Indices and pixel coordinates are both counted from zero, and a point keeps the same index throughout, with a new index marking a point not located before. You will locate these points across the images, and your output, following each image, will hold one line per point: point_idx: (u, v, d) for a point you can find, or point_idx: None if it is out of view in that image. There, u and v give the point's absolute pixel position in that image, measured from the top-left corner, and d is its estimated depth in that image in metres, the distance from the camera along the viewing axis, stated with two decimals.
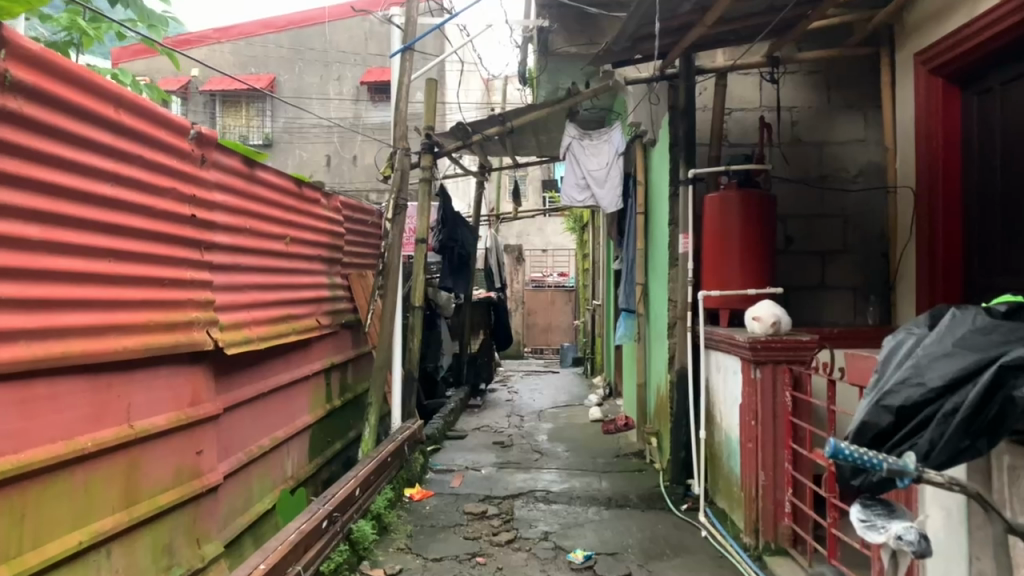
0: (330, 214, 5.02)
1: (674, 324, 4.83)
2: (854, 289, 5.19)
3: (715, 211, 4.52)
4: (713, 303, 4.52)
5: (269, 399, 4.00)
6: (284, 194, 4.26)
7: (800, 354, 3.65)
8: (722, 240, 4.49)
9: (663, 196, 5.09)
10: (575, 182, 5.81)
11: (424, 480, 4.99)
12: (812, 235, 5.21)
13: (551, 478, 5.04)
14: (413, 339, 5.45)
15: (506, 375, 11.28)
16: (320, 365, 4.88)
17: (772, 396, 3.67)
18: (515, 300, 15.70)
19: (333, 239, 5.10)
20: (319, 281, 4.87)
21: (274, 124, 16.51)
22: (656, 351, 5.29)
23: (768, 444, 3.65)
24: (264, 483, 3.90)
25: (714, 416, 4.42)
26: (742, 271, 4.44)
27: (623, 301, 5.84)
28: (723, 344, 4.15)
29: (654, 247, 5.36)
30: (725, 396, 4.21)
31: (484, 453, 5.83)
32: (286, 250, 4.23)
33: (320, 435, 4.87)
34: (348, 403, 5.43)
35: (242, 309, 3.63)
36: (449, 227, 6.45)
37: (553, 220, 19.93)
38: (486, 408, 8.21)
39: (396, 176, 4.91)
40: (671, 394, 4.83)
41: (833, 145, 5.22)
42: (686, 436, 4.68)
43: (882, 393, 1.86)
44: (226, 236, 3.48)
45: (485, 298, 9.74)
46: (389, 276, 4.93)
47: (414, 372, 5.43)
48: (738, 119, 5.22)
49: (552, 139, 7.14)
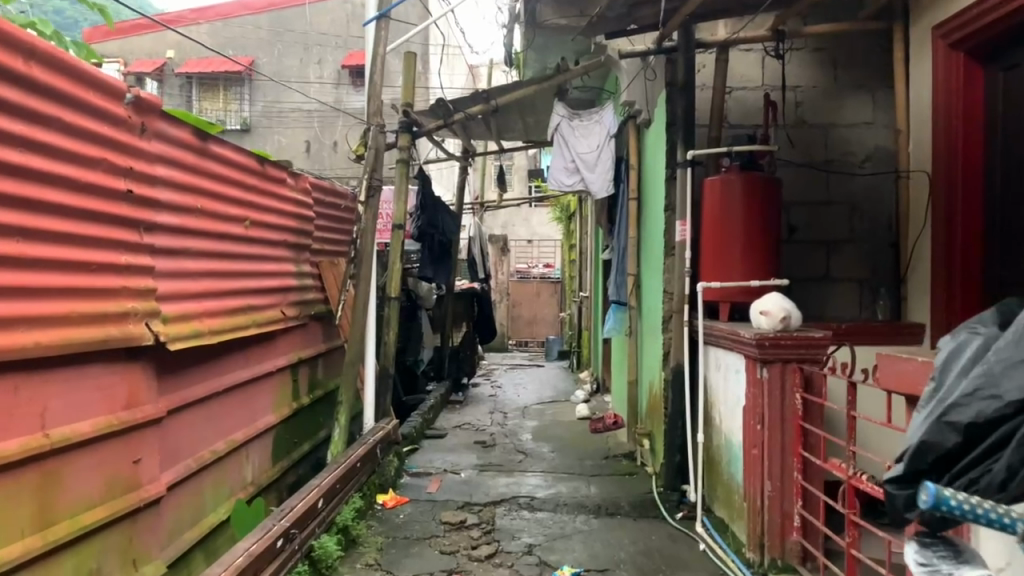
0: (297, 197, 4.63)
1: (669, 317, 4.49)
2: (860, 282, 4.86)
3: (715, 196, 4.18)
4: (712, 294, 4.18)
5: (224, 399, 3.62)
6: (244, 172, 3.86)
7: (812, 352, 3.31)
8: (723, 227, 4.15)
9: (658, 180, 4.74)
10: (563, 165, 5.43)
11: (399, 485, 4.62)
12: (816, 224, 4.89)
13: (536, 482, 4.69)
14: (389, 332, 5.07)
15: (490, 368, 10.94)
16: (286, 360, 4.50)
17: (780, 398, 3.32)
18: (499, 292, 15.35)
19: (301, 224, 4.71)
20: (285, 269, 4.48)
21: (252, 109, 15.95)
22: (649, 347, 4.95)
23: (775, 450, 3.32)
24: (218, 492, 3.52)
25: (713, 418, 4.08)
26: (745, 261, 4.10)
27: (614, 293, 5.50)
28: (724, 339, 3.81)
29: (648, 235, 5.01)
30: (726, 396, 3.87)
31: (465, 454, 5.47)
32: (244, 234, 3.84)
33: (285, 436, 4.49)
34: (318, 400, 5.06)
35: (191, 299, 3.24)
36: (428, 213, 6.03)
37: (539, 210, 19.53)
38: (468, 403, 7.85)
39: (369, 155, 4.51)
40: (665, 394, 4.49)
41: (839, 128, 4.90)
42: (681, 438, 4.34)
43: (945, 407, 1.49)
44: (171, 217, 3.09)
45: (469, 289, 9.38)
46: (362, 264, 4.55)
47: (390, 367, 5.06)
48: (739, 98, 4.87)
49: (539, 121, 6.76)
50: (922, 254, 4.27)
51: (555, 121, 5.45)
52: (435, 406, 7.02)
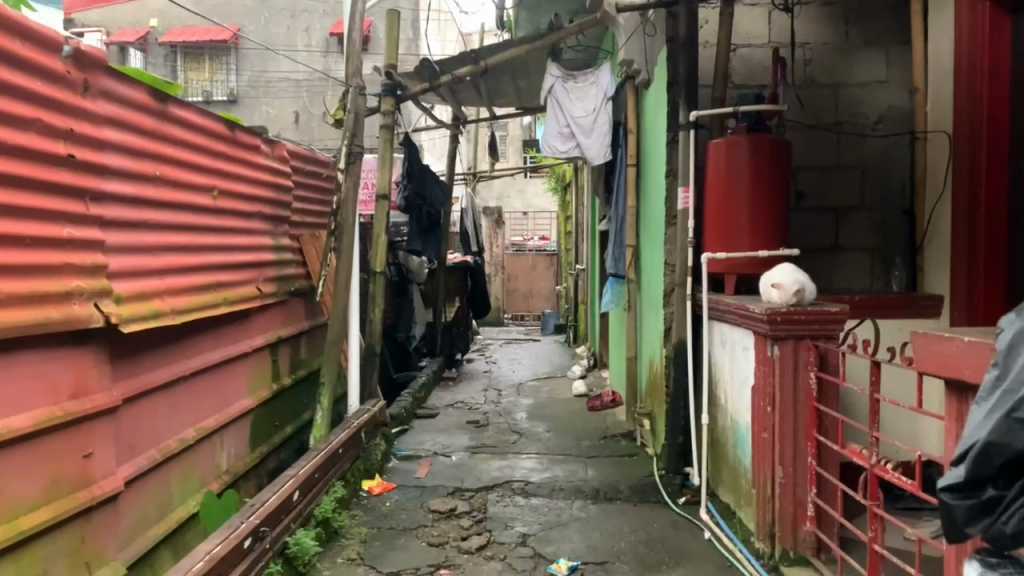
0: (272, 165, 4.34)
1: (671, 290, 4.22)
2: (872, 251, 4.60)
3: (721, 160, 3.89)
4: (717, 266, 3.91)
5: (192, 382, 3.36)
6: (210, 138, 3.57)
7: (827, 328, 3.05)
8: (730, 194, 3.88)
9: (658, 145, 4.45)
10: (556, 130, 5.13)
11: (386, 470, 4.38)
12: (826, 190, 4.61)
13: (530, 465, 4.45)
14: (374, 309, 4.81)
15: (485, 343, 10.70)
16: (263, 339, 4.24)
17: (793, 377, 3.07)
18: (494, 265, 15.07)
19: (277, 194, 4.43)
20: (261, 243, 4.21)
21: (240, 79, 15.57)
22: (649, 322, 4.69)
23: (787, 434, 3.07)
24: (187, 483, 3.27)
25: (719, 397, 3.83)
26: (753, 230, 3.83)
27: (611, 266, 5.24)
28: (731, 314, 3.55)
29: (647, 204, 4.73)
30: (733, 375, 3.62)
31: (457, 435, 5.23)
32: (212, 205, 3.56)
33: (264, 419, 4.24)
34: (300, 381, 4.81)
35: (149, 275, 2.97)
36: (415, 184, 5.71)
37: (534, 181, 19.17)
38: (462, 380, 7.60)
39: (349, 119, 4.22)
40: (666, 372, 4.24)
41: (852, 88, 4.60)
42: (684, 419, 4.09)
43: (1013, 399, 1.23)
44: (125, 186, 2.80)
45: (463, 262, 9.12)
46: (342, 237, 4.27)
47: (376, 346, 4.80)
48: (744, 56, 4.55)
49: (532, 85, 6.44)
50: (942, 220, 3.99)
51: (548, 82, 5.14)
52: (427, 383, 6.78)
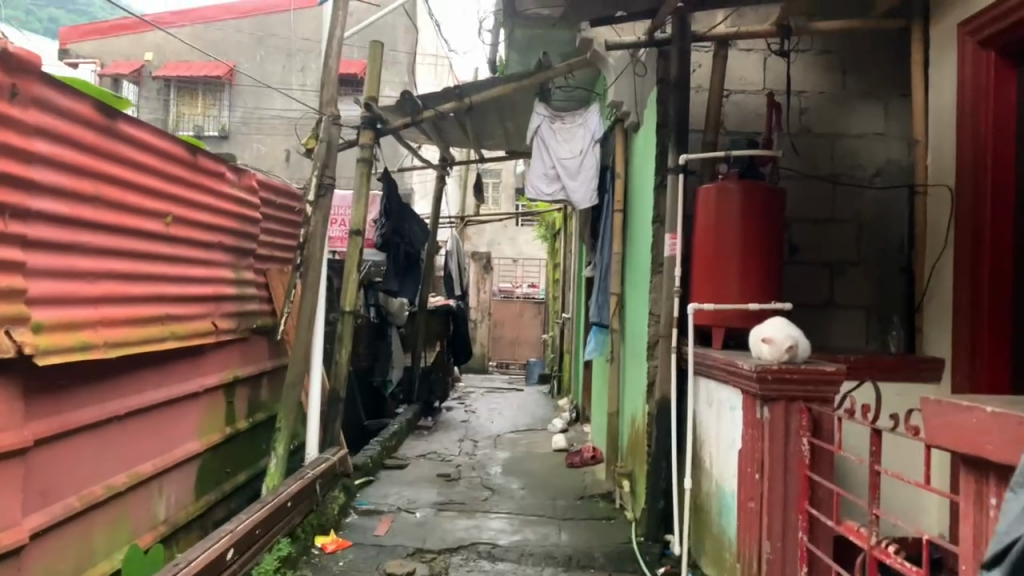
0: (238, 194, 4.12)
1: (655, 342, 3.97)
2: (866, 309, 4.38)
3: (711, 206, 3.69)
4: (705, 317, 3.67)
5: (127, 423, 3.06)
6: (167, 161, 3.35)
7: (821, 389, 2.80)
8: (719, 242, 3.67)
9: (645, 190, 4.26)
10: (542, 172, 4.91)
11: (343, 526, 4.05)
12: (820, 244, 4.41)
13: (499, 526, 4.12)
14: (341, 350, 4.54)
15: (466, 391, 10.39)
16: (217, 378, 3.95)
17: (783, 443, 2.81)
18: (481, 311, 14.81)
19: (242, 225, 4.19)
20: (220, 275, 3.95)
21: (232, 115, 15.44)
22: (631, 376, 4.42)
23: (776, 505, 2.80)
24: (113, 536, 2.94)
25: (704, 461, 3.55)
26: (743, 281, 3.60)
27: (595, 314, 5.01)
28: (718, 370, 3.30)
29: (633, 250, 4.51)
30: (719, 437, 3.37)
31: (425, 489, 4.90)
32: (164, 232, 3.32)
33: (212, 466, 3.92)
34: (258, 426, 4.50)
35: (83, 303, 2.70)
36: (394, 222, 5.51)
37: (525, 229, 19.05)
38: (438, 429, 7.27)
39: (321, 147, 4.03)
40: (648, 430, 3.96)
41: (848, 139, 4.44)
42: (666, 482, 3.80)
43: None
44: (57, 204, 2.56)
45: (444, 306, 8.84)
46: (308, 272, 4.02)
47: (341, 391, 4.51)
48: (737, 102, 4.39)
49: (520, 128, 6.28)
50: (943, 278, 3.77)
51: (535, 122, 4.96)
52: (400, 432, 6.45)
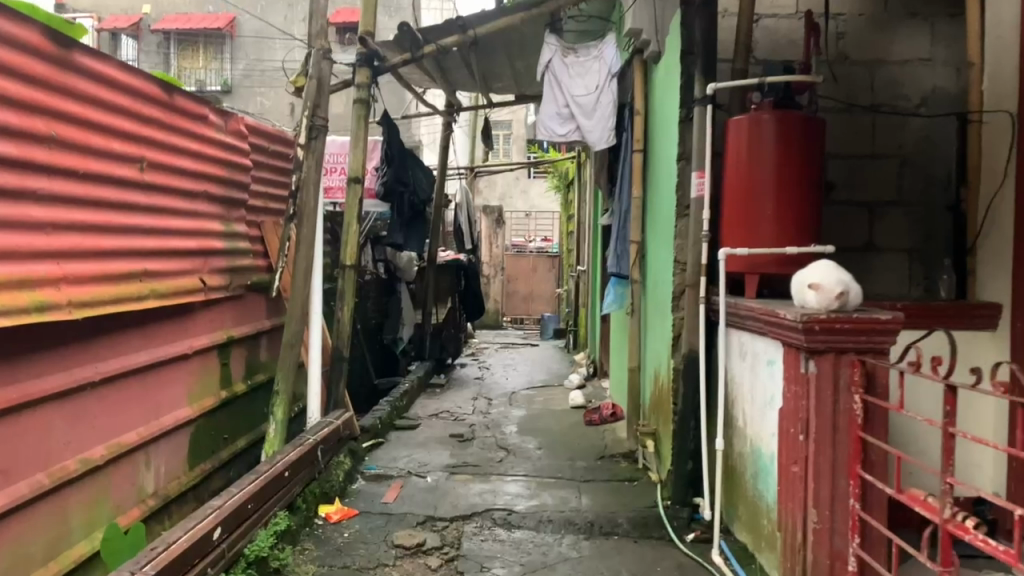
0: (223, 140, 3.80)
1: (682, 292, 3.64)
2: (910, 252, 4.02)
3: (742, 141, 3.36)
4: (736, 263, 3.32)
5: (104, 390, 2.81)
6: (137, 101, 3.03)
7: (874, 340, 2.48)
8: (753, 180, 3.33)
9: (669, 125, 3.88)
10: (554, 112, 4.54)
11: (349, 493, 3.81)
12: (859, 181, 4.04)
13: (515, 491, 3.86)
14: (343, 307, 4.25)
15: (480, 347, 10.13)
16: (208, 339, 3.69)
17: (831, 401, 2.50)
18: (493, 266, 14.49)
19: (229, 174, 3.88)
20: (207, 228, 3.66)
21: (234, 69, 14.96)
22: (654, 328, 4.11)
23: (823, 469, 2.50)
24: (92, 514, 2.70)
25: (736, 420, 3.27)
26: (779, 222, 3.28)
27: (613, 265, 4.60)
28: (754, 320, 2.98)
29: (655, 193, 4.16)
30: (755, 394, 3.07)
31: (437, 451, 4.65)
32: (137, 179, 3.02)
33: (206, 432, 3.68)
34: (256, 388, 4.25)
35: (42, 258, 2.42)
36: (397, 167, 5.14)
37: (538, 182, 18.59)
38: (451, 388, 7.00)
39: (311, 85, 3.69)
40: (674, 386, 3.65)
41: (890, 65, 4.03)
42: (694, 442, 3.51)
43: None
44: (5, 145, 2.26)
45: (455, 260, 8.47)
46: (301, 223, 3.72)
47: (344, 350, 4.24)
48: (768, 27, 3.98)
49: (530, 67, 5.88)
50: (1001, 215, 3.42)
51: (545, 56, 4.56)
52: (410, 392, 6.15)
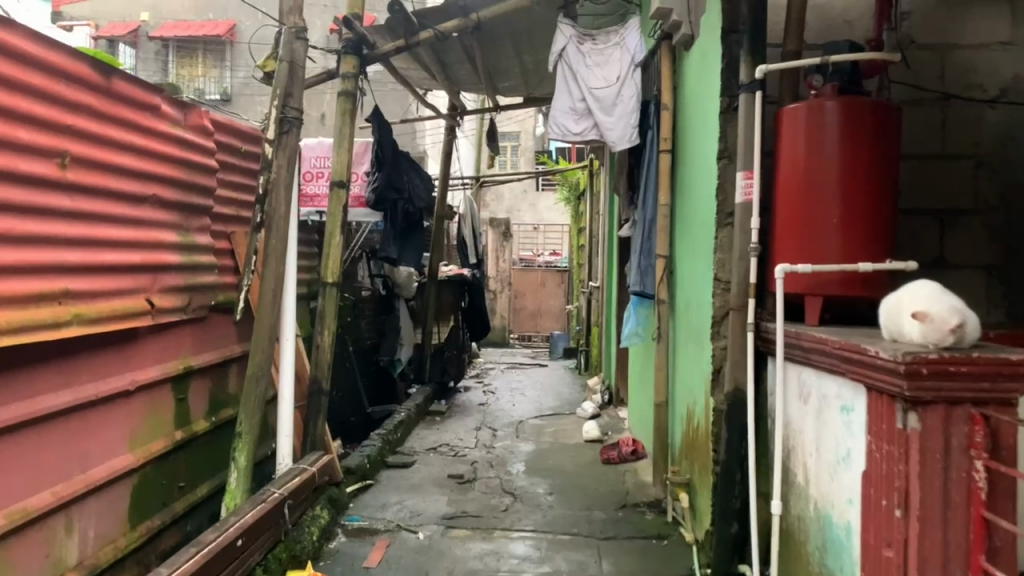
0: (179, 137, 3.24)
1: (724, 315, 3.05)
2: (989, 269, 3.41)
3: (799, 136, 2.77)
4: (795, 282, 2.71)
5: (5, 442, 2.22)
6: (61, 81, 2.46)
7: (997, 386, 1.85)
8: (812, 183, 2.74)
9: (705, 119, 3.30)
10: (568, 107, 3.97)
11: (325, 554, 3.20)
12: (928, 186, 3.43)
13: (523, 553, 3.24)
14: (323, 330, 3.66)
15: (485, 368, 9.53)
16: (158, 370, 3.10)
17: (942, 467, 1.87)
18: (499, 282, 13.93)
19: (188, 176, 3.31)
20: (158, 239, 3.08)
21: (234, 79, 14.47)
22: (688, 357, 3.51)
23: (930, 559, 1.87)
24: None
25: (796, 477, 2.65)
26: (845, 234, 2.68)
27: (636, 282, 3.97)
28: (823, 356, 2.37)
29: (688, 199, 3.58)
30: (822, 448, 2.46)
31: (432, 496, 4.04)
32: (57, 178, 2.43)
33: (157, 481, 3.09)
34: (221, 425, 3.65)
35: None
36: (390, 171, 4.55)
37: (546, 195, 18.04)
38: (452, 415, 6.38)
39: (281, 71, 3.14)
40: (715, 430, 3.04)
41: (964, 50, 3.44)
42: (740, 501, 2.90)
43: None
44: None
45: (459, 276, 7.84)
46: (269, 233, 3.14)
47: (324, 381, 3.65)
48: (821, 4, 3.38)
49: (539, 61, 5.32)
50: None
51: (559, 43, 3.99)
52: (406, 422, 5.55)
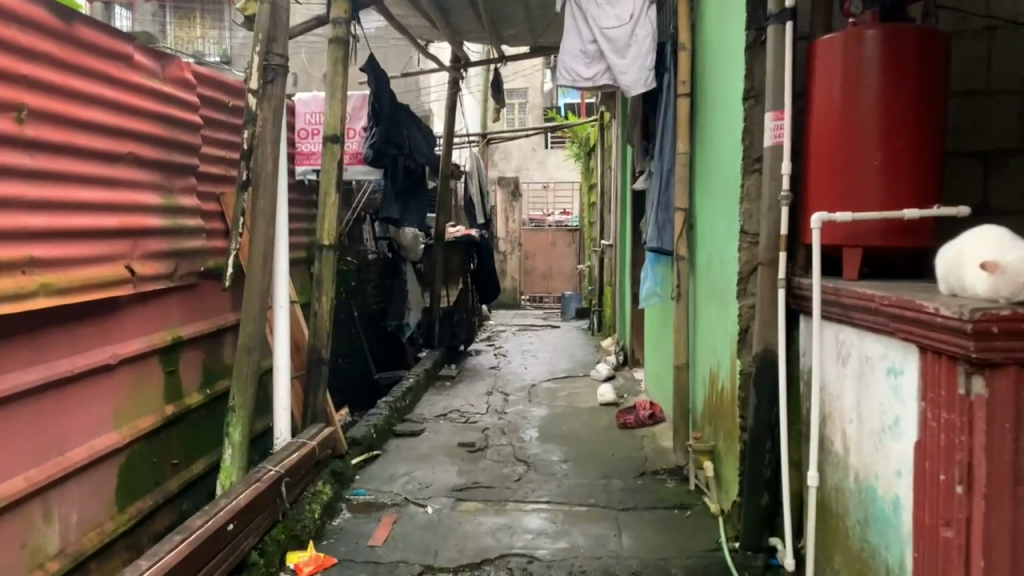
0: (156, 90, 3.00)
1: (752, 271, 2.80)
2: None
3: (835, 70, 2.50)
4: (831, 233, 2.46)
5: None
6: (13, 25, 2.21)
7: None
8: (850, 120, 2.46)
9: (728, 57, 3.01)
10: (578, 49, 3.69)
11: (327, 533, 3.03)
12: (973, 125, 3.14)
13: (537, 527, 3.05)
14: (320, 296, 3.44)
15: (496, 330, 9.34)
16: (143, 342, 2.90)
17: (1013, 438, 1.64)
18: (510, 243, 13.69)
19: (168, 132, 3.07)
20: (137, 202, 2.85)
21: (233, 40, 14.12)
22: (710, 317, 3.28)
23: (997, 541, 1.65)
24: None
25: (833, 444, 2.43)
26: (888, 177, 2.41)
27: (652, 239, 3.72)
28: (869, 314, 2.13)
29: (709, 146, 3.31)
30: (864, 414, 2.23)
31: (441, 466, 3.86)
32: (14, 134, 2.20)
33: (147, 460, 2.91)
34: (216, 397, 3.46)
35: None
36: (387, 125, 4.28)
37: (556, 153, 17.67)
38: (462, 380, 6.20)
39: (263, 13, 2.87)
40: (742, 395, 2.82)
41: None
42: (771, 470, 2.68)
43: None
44: None
45: (467, 237, 7.59)
46: (257, 191, 2.90)
47: (323, 349, 3.44)
48: None
49: (545, 4, 5.00)
50: None
51: None
52: (415, 388, 5.36)
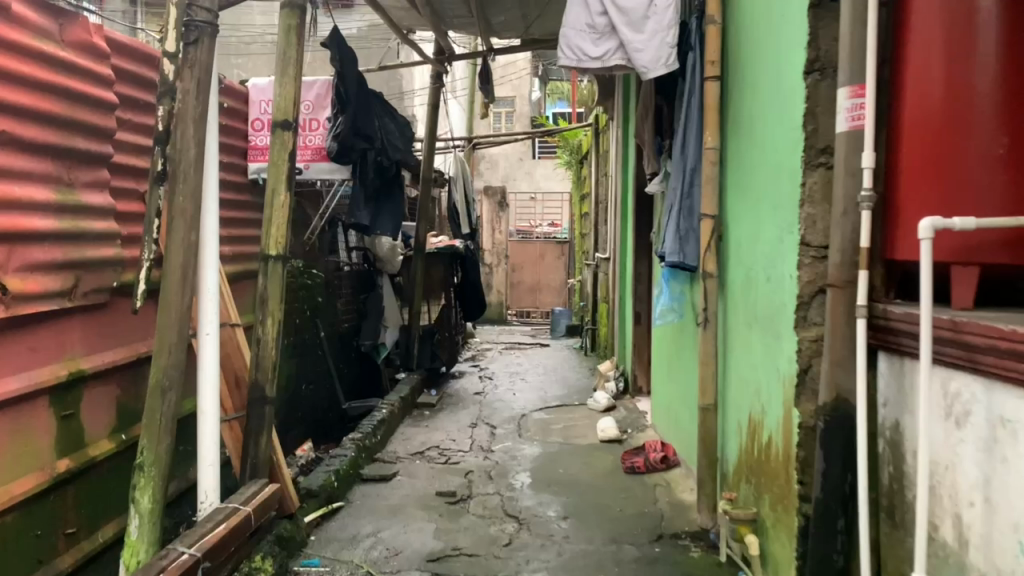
0: (48, 54, 2.31)
1: (816, 294, 2.18)
2: None
3: (935, 35, 1.87)
4: (940, 246, 1.82)
5: None
6: None
7: None
8: (959, 98, 1.82)
9: (778, 26, 2.40)
10: (585, 22, 3.07)
11: None
12: None
13: None
14: (266, 318, 2.77)
15: (482, 349, 8.69)
16: (27, 380, 2.22)
17: None
18: (496, 254, 13.05)
19: (66, 109, 2.39)
20: (18, 197, 2.18)
21: None
22: (748, 347, 2.65)
23: None
24: None
25: (940, 531, 1.81)
26: (1015, 173, 1.77)
27: (673, 251, 3.06)
28: (1016, 363, 1.49)
29: (745, 139, 2.71)
30: (998, 502, 1.59)
31: (415, 525, 3.19)
32: None
33: (28, 534, 2.23)
34: (133, 443, 2.77)
35: None
36: (356, 111, 3.67)
37: (544, 162, 17.08)
38: (444, 407, 5.54)
39: None
40: (802, 455, 2.19)
41: None
42: (843, 557, 2.06)
43: None
44: None
45: (449, 247, 6.91)
46: (175, 187, 2.24)
47: (269, 386, 2.77)
48: None
49: None
50: None
51: None
52: (389, 420, 4.67)
